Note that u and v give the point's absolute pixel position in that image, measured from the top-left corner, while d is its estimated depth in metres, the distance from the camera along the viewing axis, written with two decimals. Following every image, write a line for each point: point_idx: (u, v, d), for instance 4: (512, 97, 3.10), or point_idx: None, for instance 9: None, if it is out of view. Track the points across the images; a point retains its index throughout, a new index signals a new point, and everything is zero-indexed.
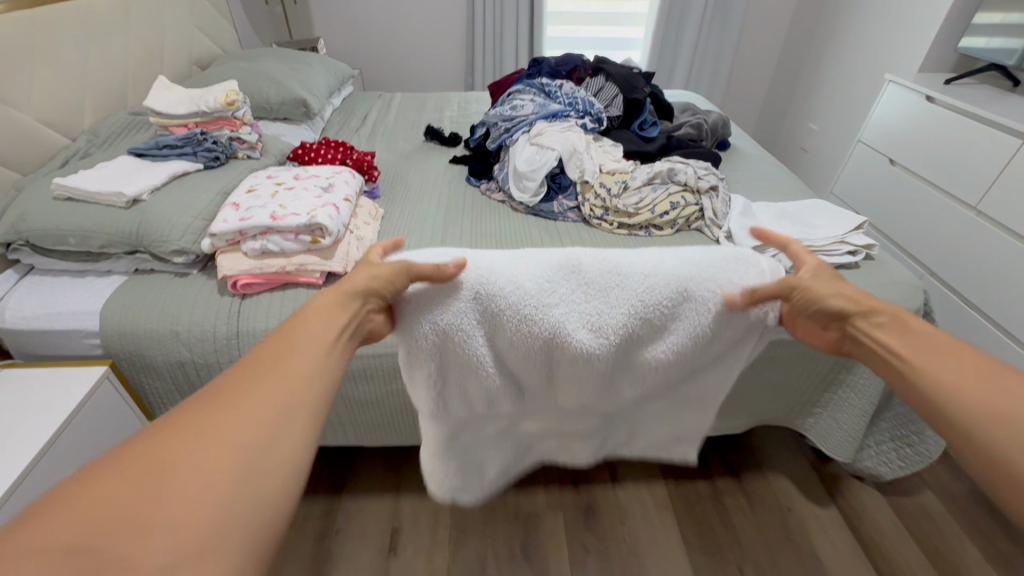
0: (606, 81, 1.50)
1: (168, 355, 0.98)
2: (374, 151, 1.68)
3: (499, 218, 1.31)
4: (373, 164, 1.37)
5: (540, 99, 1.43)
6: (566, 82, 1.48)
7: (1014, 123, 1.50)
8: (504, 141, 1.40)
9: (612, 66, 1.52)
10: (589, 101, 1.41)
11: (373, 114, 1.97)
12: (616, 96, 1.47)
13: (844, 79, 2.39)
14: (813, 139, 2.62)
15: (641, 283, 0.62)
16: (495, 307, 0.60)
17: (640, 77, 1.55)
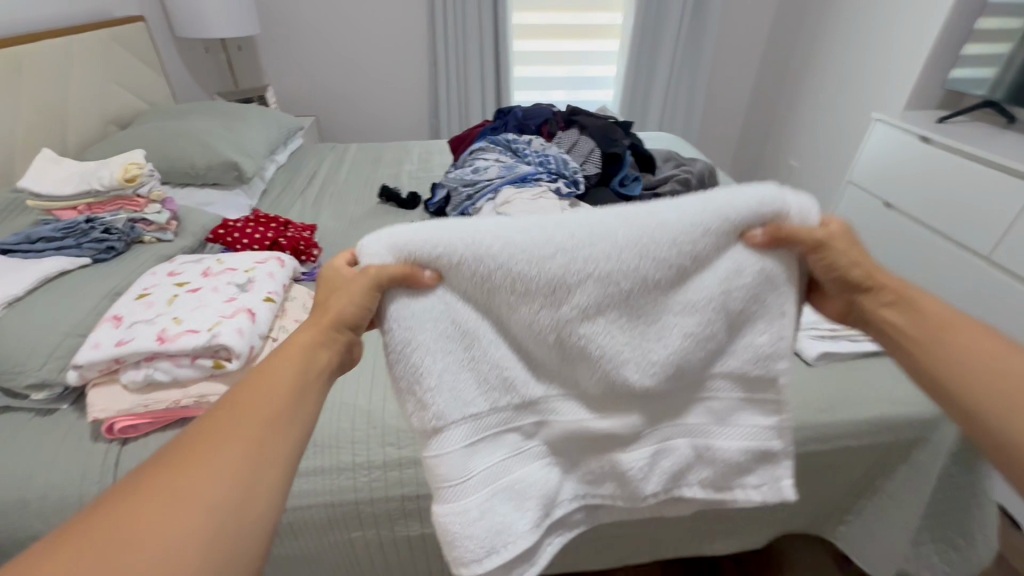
0: (581, 136, 1.33)
1: (14, 530, 0.73)
2: (320, 217, 1.47)
3: None
4: (311, 241, 1.16)
5: (507, 160, 1.24)
6: (536, 140, 1.30)
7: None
8: (467, 208, 1.20)
9: (587, 119, 1.35)
10: (563, 161, 1.23)
11: (323, 171, 1.76)
12: (593, 151, 1.30)
13: (824, 115, 2.29)
14: (796, 175, 2.51)
15: (655, 222, 0.54)
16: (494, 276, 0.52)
17: (617, 130, 1.38)
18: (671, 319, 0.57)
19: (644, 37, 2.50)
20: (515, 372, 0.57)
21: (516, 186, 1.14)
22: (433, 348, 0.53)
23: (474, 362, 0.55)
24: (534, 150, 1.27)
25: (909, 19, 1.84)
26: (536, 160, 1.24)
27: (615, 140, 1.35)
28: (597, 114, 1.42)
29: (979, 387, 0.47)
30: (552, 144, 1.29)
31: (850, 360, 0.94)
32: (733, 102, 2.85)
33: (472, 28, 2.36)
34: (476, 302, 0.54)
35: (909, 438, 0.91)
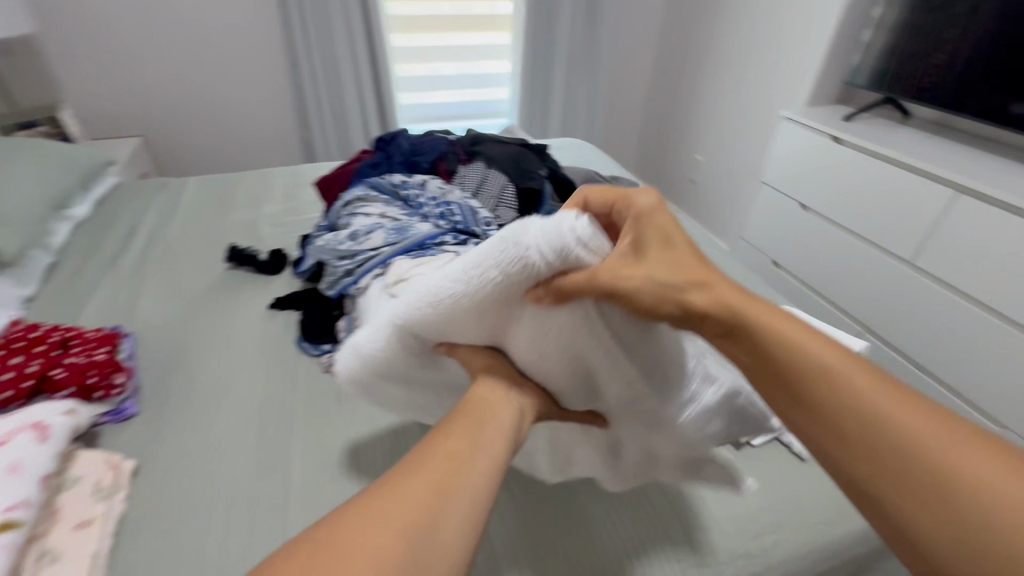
0: (488, 171, 1.05)
1: None
2: (139, 301, 1.05)
3: (356, 428, 0.79)
4: (110, 364, 0.80)
5: (397, 215, 0.92)
6: (432, 181, 0.99)
7: (937, 169, 1.35)
8: (347, 286, 0.88)
9: (494, 149, 1.07)
10: (471, 210, 0.94)
11: (144, 223, 1.31)
12: (506, 189, 1.03)
13: (725, 109, 2.23)
14: (702, 170, 2.45)
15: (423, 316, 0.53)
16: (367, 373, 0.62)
17: (532, 159, 1.12)
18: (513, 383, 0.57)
19: (538, 29, 2.26)
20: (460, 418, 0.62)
21: (413, 254, 0.83)
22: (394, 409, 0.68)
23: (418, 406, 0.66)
24: (432, 197, 0.97)
25: (805, 9, 1.79)
26: (435, 212, 0.94)
27: (530, 173, 1.09)
28: (505, 139, 1.15)
29: (884, 471, 0.36)
30: (453, 185, 1.00)
31: None
32: (631, 94, 2.73)
33: (336, 20, 1.96)
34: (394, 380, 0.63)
35: None
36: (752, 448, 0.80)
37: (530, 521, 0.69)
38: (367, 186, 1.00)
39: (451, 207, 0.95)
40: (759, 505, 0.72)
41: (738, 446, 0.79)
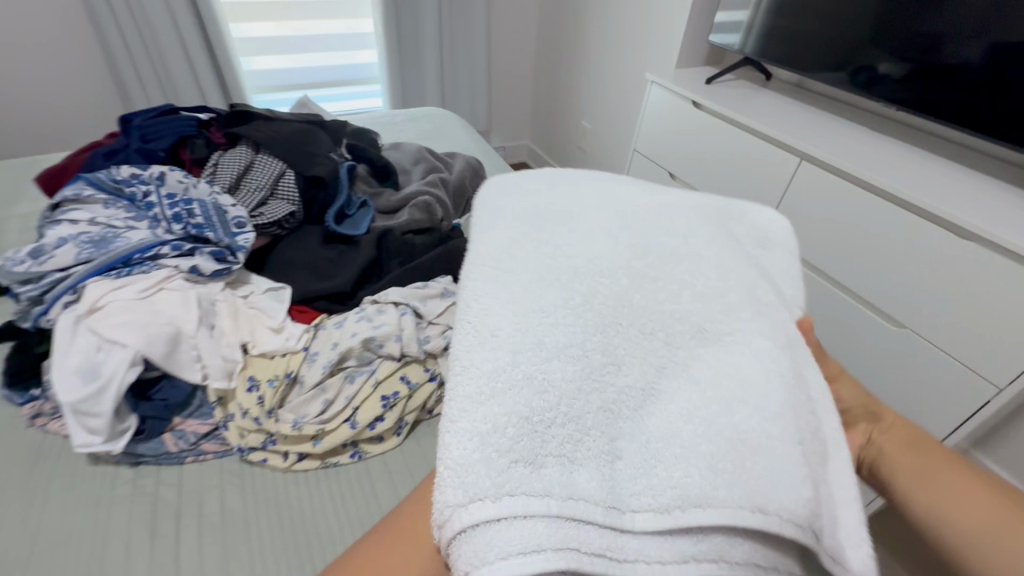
0: (256, 157, 0.87)
1: None
2: None
3: (43, 499, 0.62)
4: None
5: (110, 220, 0.73)
6: (172, 173, 0.80)
7: (785, 137, 1.29)
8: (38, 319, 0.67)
9: (264, 129, 0.89)
10: (215, 209, 0.77)
11: None
12: (278, 177, 0.87)
13: (605, 73, 2.11)
14: (589, 137, 2.34)
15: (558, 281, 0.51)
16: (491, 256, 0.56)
17: (321, 139, 0.95)
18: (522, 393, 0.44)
19: None
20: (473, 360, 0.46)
21: (115, 274, 0.66)
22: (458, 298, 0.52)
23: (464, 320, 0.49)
24: (168, 194, 0.78)
25: None
26: (167, 214, 0.76)
27: (314, 157, 0.91)
28: (287, 116, 0.96)
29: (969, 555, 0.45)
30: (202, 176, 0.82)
31: None
32: (516, 57, 2.55)
33: None
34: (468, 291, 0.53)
35: None
36: None
37: None
38: (82, 182, 0.78)
39: (189, 206, 0.77)
40: None
41: None
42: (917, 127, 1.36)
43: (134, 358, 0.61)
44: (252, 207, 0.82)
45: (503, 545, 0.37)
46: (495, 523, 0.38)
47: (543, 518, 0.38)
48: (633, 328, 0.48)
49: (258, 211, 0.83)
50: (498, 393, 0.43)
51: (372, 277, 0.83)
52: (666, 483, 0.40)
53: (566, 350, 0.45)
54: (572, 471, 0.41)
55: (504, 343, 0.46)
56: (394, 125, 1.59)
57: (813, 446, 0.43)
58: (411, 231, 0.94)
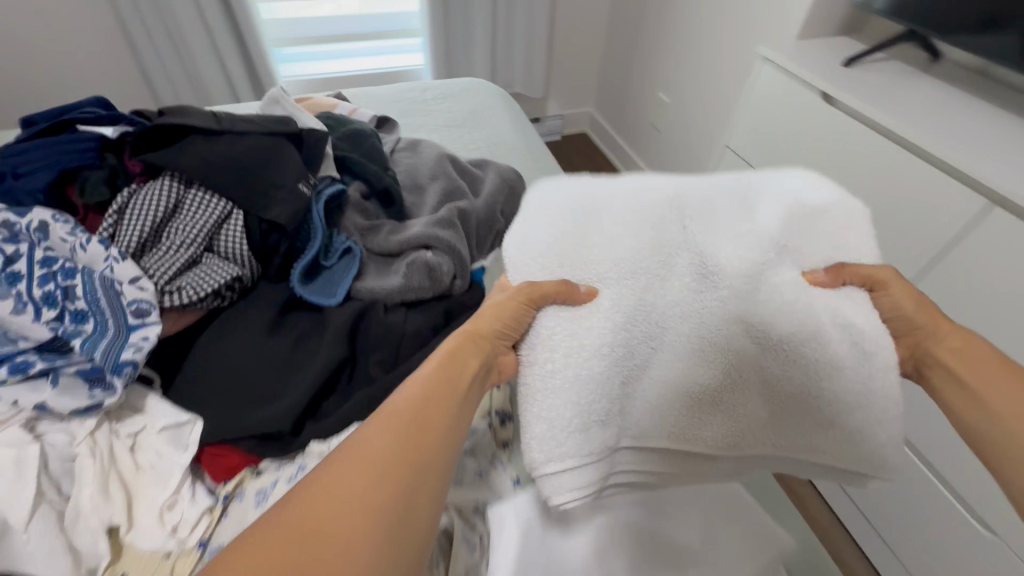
0: (187, 193, 0.61)
1: None
2: None
3: None
4: None
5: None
6: (57, 222, 0.55)
7: (972, 172, 0.83)
8: None
9: (202, 150, 0.61)
10: (105, 290, 0.52)
11: None
12: (213, 225, 0.60)
13: (699, 35, 1.66)
14: (667, 115, 1.92)
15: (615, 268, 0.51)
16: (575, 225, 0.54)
17: (288, 160, 0.66)
18: (580, 379, 0.49)
19: None
20: (544, 366, 0.49)
21: None
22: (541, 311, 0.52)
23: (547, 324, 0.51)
24: (42, 258, 0.53)
25: None
26: (34, 293, 0.51)
27: (271, 191, 0.64)
28: (246, 121, 0.68)
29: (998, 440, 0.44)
30: (100, 229, 0.56)
31: None
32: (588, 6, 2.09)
33: None
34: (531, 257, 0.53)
35: None
36: None
37: None
38: None
39: (69, 282, 0.52)
40: None
41: None
42: None
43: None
44: (170, 276, 0.57)
45: (572, 486, 0.49)
46: (565, 471, 0.48)
47: (586, 467, 0.49)
48: (662, 284, 0.50)
49: (178, 280, 0.58)
50: (554, 381, 0.49)
51: (330, 392, 0.58)
52: (653, 418, 0.51)
53: (607, 344, 0.49)
54: (607, 431, 0.50)
55: (564, 342, 0.49)
56: (422, 104, 1.27)
57: (810, 364, 0.49)
58: (400, 306, 0.67)
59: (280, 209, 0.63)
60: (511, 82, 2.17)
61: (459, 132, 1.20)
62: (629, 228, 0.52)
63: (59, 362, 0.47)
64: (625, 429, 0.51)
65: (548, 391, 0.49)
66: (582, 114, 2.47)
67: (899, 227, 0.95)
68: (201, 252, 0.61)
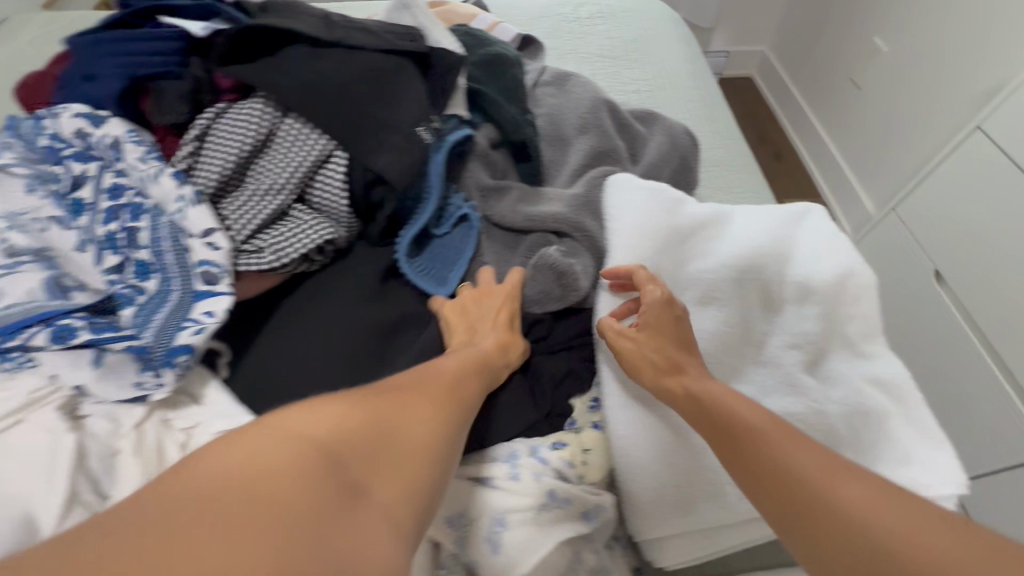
0: (280, 118, 0.48)
1: None
2: None
3: None
4: None
5: (9, 227, 0.44)
6: (129, 140, 0.47)
7: None
8: None
9: (306, 67, 0.48)
10: (171, 243, 0.43)
11: None
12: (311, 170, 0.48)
13: None
14: (878, 70, 1.49)
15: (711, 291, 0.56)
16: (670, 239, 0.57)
17: (411, 89, 0.51)
18: (682, 433, 0.44)
19: None
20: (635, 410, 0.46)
21: None
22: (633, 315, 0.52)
23: None
24: (111, 188, 0.46)
25: None
26: (98, 231, 0.44)
27: (384, 133, 0.49)
28: (366, 32, 0.53)
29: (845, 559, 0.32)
30: (181, 153, 0.46)
31: None
32: None
33: None
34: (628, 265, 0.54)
35: None
36: None
37: None
38: (26, 121, 0.49)
39: (132, 224, 0.44)
40: None
41: None
42: None
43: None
44: (252, 231, 0.46)
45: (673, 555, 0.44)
46: (668, 539, 0.43)
47: (692, 535, 0.44)
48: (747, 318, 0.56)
49: (260, 237, 0.46)
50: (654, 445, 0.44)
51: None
52: None
53: None
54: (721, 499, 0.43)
55: None
56: (575, 21, 1.02)
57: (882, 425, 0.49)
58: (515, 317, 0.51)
59: (390, 159, 0.48)
60: (677, 6, 1.80)
61: (616, 64, 0.95)
62: (712, 249, 0.58)
63: (100, 335, 0.39)
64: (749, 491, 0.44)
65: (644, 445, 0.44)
66: (753, 52, 2.01)
67: None
68: (292, 202, 0.48)
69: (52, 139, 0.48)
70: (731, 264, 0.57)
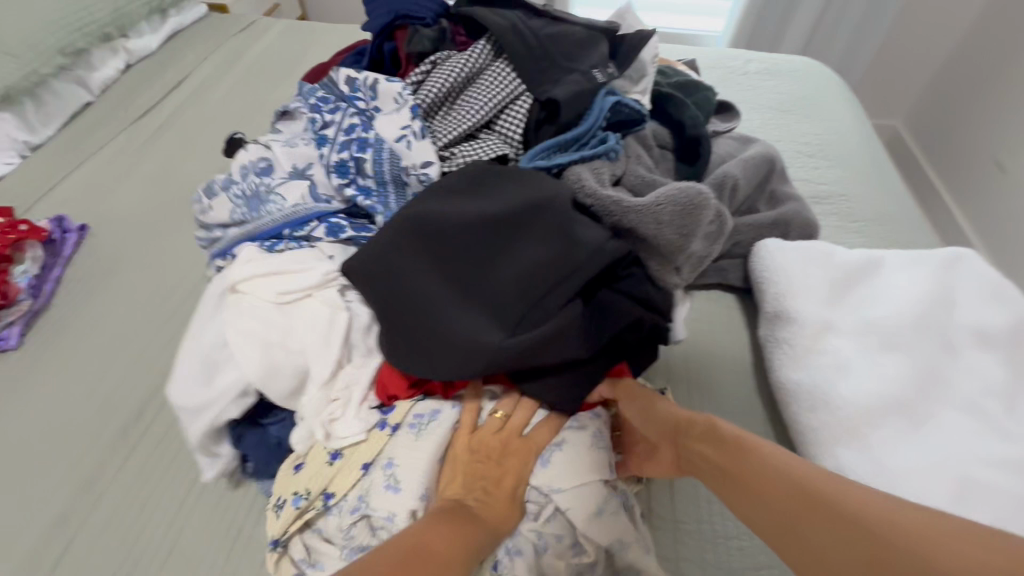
0: (488, 67, 0.59)
1: None
2: (118, 184, 0.85)
3: (183, 522, 0.50)
4: None
5: (299, 145, 0.58)
6: (386, 81, 0.58)
7: None
8: (216, 237, 0.54)
9: (517, 38, 0.58)
10: (392, 165, 0.53)
11: (195, 79, 1.08)
12: (503, 105, 0.57)
13: None
14: None
15: (887, 323, 0.58)
16: (835, 284, 0.61)
17: (587, 59, 0.61)
18: (892, 469, 0.48)
19: None
20: (834, 449, 0.51)
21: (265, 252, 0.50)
22: (816, 358, 0.56)
23: (823, 359, 0.55)
24: (348, 128, 0.56)
25: None
26: (333, 158, 0.54)
27: (567, 76, 0.58)
28: (557, 23, 0.63)
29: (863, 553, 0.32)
30: (409, 83, 0.59)
31: None
32: None
33: None
34: (806, 311, 0.58)
35: None
36: None
37: None
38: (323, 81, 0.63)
39: (360, 155, 0.53)
40: None
41: None
42: None
43: (244, 390, 0.44)
44: (449, 141, 0.56)
45: None
46: None
47: None
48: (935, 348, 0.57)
49: (453, 148, 0.56)
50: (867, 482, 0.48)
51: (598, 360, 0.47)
52: None
53: (910, 421, 0.52)
54: None
55: (852, 412, 0.51)
56: (743, 78, 1.09)
57: None
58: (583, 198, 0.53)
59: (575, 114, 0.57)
60: None
61: (784, 117, 1.00)
62: (868, 291, 0.62)
63: (364, 234, 0.51)
64: None
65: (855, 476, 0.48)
66: None
67: None
68: (480, 126, 0.57)
69: (339, 90, 0.61)
70: (892, 305, 0.60)
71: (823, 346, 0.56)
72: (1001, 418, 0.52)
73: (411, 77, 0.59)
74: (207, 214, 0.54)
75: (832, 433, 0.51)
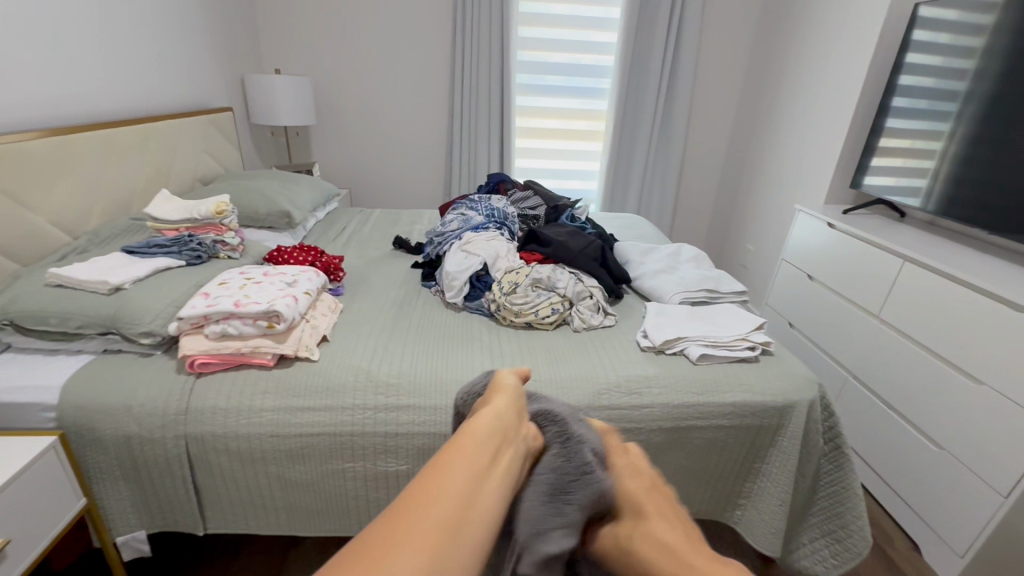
0: (516, 204, 1.89)
1: (116, 429, 1.07)
2: (345, 255, 1.87)
3: (447, 316, 1.45)
4: (339, 265, 1.57)
5: (464, 218, 1.74)
6: (490, 202, 1.83)
7: (910, 252, 1.71)
8: (442, 248, 1.67)
9: (521, 197, 1.91)
10: (497, 217, 1.73)
11: (352, 226, 2.20)
12: (529, 209, 1.85)
13: (764, 210, 2.81)
14: (751, 257, 2.92)
15: (654, 253, 1.76)
16: (637, 247, 1.81)
17: (550, 195, 1.90)
18: (659, 278, 1.60)
19: (624, 138, 3.11)
20: (643, 281, 1.62)
21: (469, 236, 1.62)
22: (634, 263, 1.72)
23: (634, 263, 1.72)
24: (484, 210, 1.76)
25: (822, 141, 2.37)
26: (481, 217, 1.72)
27: (546, 200, 1.87)
28: (536, 191, 1.94)
29: None
30: (497, 203, 1.83)
31: (725, 362, 1.28)
32: (699, 195, 3.40)
33: (483, 131, 2.96)
34: (630, 254, 1.77)
35: (770, 425, 1.22)
36: (665, 353, 1.30)
37: (468, 357, 1.24)
38: (463, 205, 1.85)
39: (489, 216, 1.73)
40: (659, 373, 1.22)
41: (657, 352, 1.31)
42: (1014, 250, 1.76)
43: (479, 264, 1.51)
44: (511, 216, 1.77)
45: (674, 299, 1.51)
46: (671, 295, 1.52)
47: (679, 293, 1.52)
48: (672, 257, 1.75)
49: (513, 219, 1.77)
50: (652, 283, 1.59)
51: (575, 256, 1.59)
52: (696, 281, 1.57)
53: (664, 270, 1.65)
54: (675, 285, 1.55)
55: (645, 272, 1.64)
56: (608, 219, 2.46)
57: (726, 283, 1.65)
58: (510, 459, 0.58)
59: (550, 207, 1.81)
60: None
61: (627, 227, 2.33)
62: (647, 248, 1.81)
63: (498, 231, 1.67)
64: (683, 283, 1.56)
65: (651, 282, 1.59)
66: None
67: (879, 276, 1.84)
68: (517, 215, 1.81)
69: (468, 205, 1.83)
70: (655, 248, 1.79)
71: (635, 260, 1.73)
72: (691, 267, 1.68)
73: (497, 202, 1.84)
74: (439, 240, 1.70)
75: (644, 279, 1.63)
